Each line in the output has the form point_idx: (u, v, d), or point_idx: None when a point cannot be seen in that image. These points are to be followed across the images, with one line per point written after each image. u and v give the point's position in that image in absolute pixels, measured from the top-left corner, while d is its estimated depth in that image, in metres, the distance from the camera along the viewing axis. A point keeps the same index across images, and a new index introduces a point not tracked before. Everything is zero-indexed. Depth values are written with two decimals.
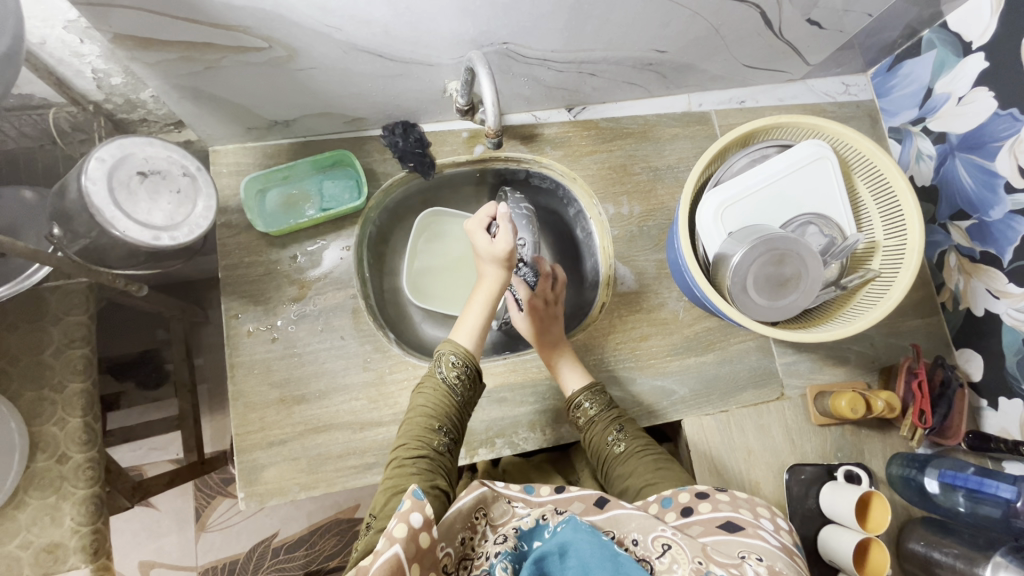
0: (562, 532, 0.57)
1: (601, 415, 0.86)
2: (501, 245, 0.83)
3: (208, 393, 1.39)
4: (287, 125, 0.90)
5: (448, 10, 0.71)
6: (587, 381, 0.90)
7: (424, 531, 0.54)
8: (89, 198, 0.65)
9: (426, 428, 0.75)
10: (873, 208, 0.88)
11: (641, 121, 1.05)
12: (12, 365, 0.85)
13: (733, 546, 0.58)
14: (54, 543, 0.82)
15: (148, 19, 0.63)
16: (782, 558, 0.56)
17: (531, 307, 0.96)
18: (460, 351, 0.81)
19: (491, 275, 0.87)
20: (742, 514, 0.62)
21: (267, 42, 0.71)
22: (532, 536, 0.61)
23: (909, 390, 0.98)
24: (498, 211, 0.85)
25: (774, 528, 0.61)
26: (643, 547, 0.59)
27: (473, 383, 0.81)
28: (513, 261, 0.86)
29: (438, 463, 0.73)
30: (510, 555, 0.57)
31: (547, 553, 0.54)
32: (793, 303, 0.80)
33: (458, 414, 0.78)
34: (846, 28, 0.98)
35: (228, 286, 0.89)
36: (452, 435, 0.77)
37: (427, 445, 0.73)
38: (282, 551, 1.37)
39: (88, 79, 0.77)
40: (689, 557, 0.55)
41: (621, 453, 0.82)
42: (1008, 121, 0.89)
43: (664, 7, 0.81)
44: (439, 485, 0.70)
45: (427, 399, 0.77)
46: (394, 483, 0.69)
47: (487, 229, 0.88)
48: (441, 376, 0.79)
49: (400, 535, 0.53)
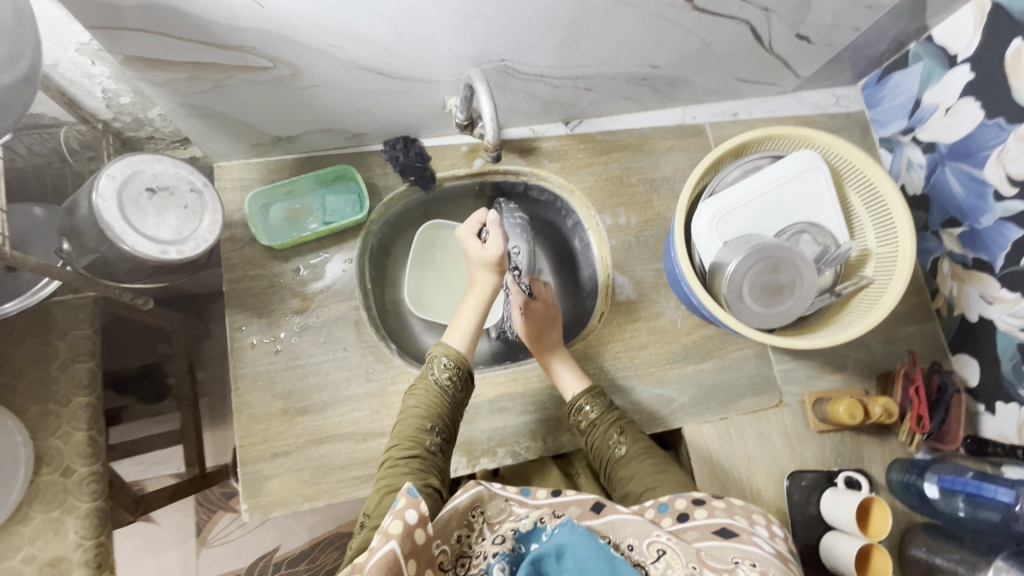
0: (559, 534, 0.58)
1: (602, 417, 0.87)
2: (491, 250, 0.85)
3: (209, 407, 1.40)
4: (291, 142, 0.92)
5: (446, 28, 0.73)
6: (585, 384, 0.91)
7: (418, 528, 0.54)
8: (100, 214, 0.66)
9: (418, 428, 0.75)
10: (866, 217, 0.89)
11: (636, 134, 1.07)
12: (17, 379, 0.86)
13: (727, 552, 0.58)
14: (57, 557, 0.82)
15: (157, 41, 0.65)
16: (776, 564, 0.56)
17: (528, 310, 0.97)
18: (452, 353, 0.83)
19: (482, 280, 0.89)
20: (737, 520, 0.62)
21: (272, 62, 0.73)
22: (530, 538, 0.62)
23: (907, 396, 0.99)
24: (488, 218, 0.86)
25: (770, 535, 0.61)
26: (639, 552, 0.60)
27: (465, 384, 0.82)
28: (504, 265, 0.88)
29: (431, 463, 0.73)
30: (508, 557, 0.58)
31: (543, 555, 0.56)
32: (783, 310, 0.81)
33: (450, 414, 0.79)
34: (834, 43, 1.00)
35: (232, 299, 0.90)
36: (445, 435, 0.77)
37: (420, 444, 0.74)
38: (283, 566, 1.36)
39: (97, 99, 0.79)
40: (683, 562, 0.57)
41: (622, 456, 0.83)
42: (995, 130, 0.91)
43: (657, 23, 0.83)
44: (432, 483, 0.70)
45: (420, 400, 0.78)
46: (387, 483, 0.69)
47: (477, 235, 0.89)
48: (433, 377, 0.80)
49: (396, 532, 0.53)
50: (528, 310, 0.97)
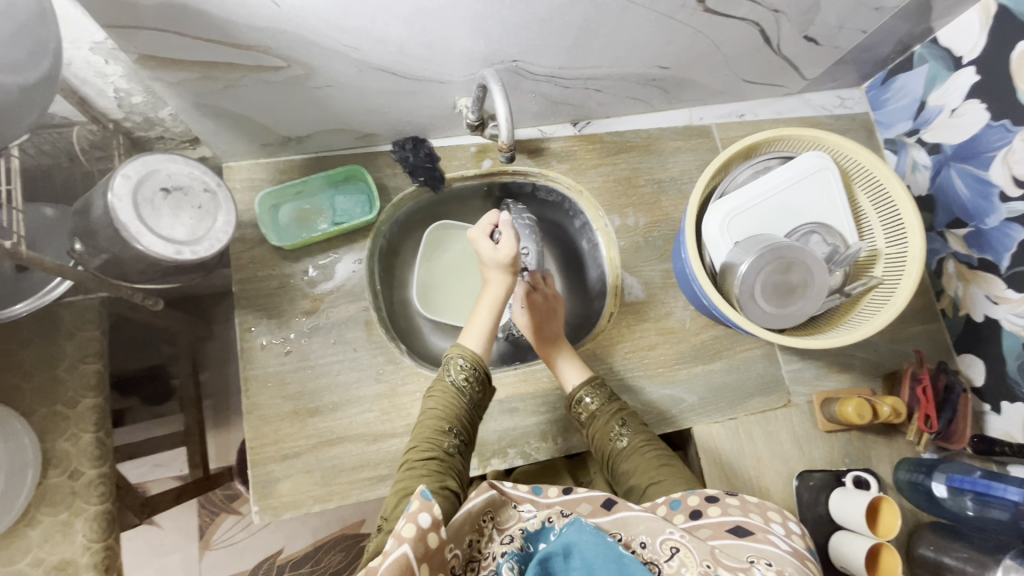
0: (567, 533, 0.56)
1: (602, 410, 0.88)
2: (505, 250, 0.86)
3: (213, 408, 1.39)
4: (300, 142, 0.92)
5: (462, 27, 0.73)
6: (586, 375, 0.92)
7: (433, 532, 0.53)
8: (115, 214, 0.66)
9: (436, 430, 0.75)
10: (874, 217, 0.90)
11: (644, 135, 1.07)
12: (25, 380, 0.85)
13: (742, 550, 0.58)
14: (65, 560, 0.82)
15: (172, 40, 0.65)
16: (793, 563, 0.56)
17: (529, 301, 0.99)
18: (467, 354, 0.83)
19: (496, 280, 0.89)
20: (752, 518, 0.62)
21: (286, 61, 0.72)
22: (539, 537, 0.60)
23: (914, 395, 0.99)
24: (500, 219, 0.88)
25: (785, 532, 0.61)
26: (652, 550, 0.59)
27: (483, 386, 0.82)
28: (518, 266, 0.89)
29: (449, 464, 0.73)
30: (517, 556, 0.56)
31: (552, 555, 0.54)
32: (800, 310, 0.82)
33: (468, 416, 0.79)
34: (841, 45, 1.01)
35: (242, 300, 0.89)
36: (463, 436, 0.77)
37: (437, 446, 0.74)
38: (287, 568, 1.35)
39: (109, 98, 0.78)
40: (697, 561, 0.56)
41: (624, 448, 0.84)
42: (1001, 132, 0.92)
43: (668, 25, 0.83)
44: (448, 486, 0.70)
45: (438, 403, 0.78)
46: (404, 485, 0.69)
47: (489, 236, 0.90)
48: (450, 379, 0.81)
49: (409, 535, 0.52)
50: (529, 300, 0.99)
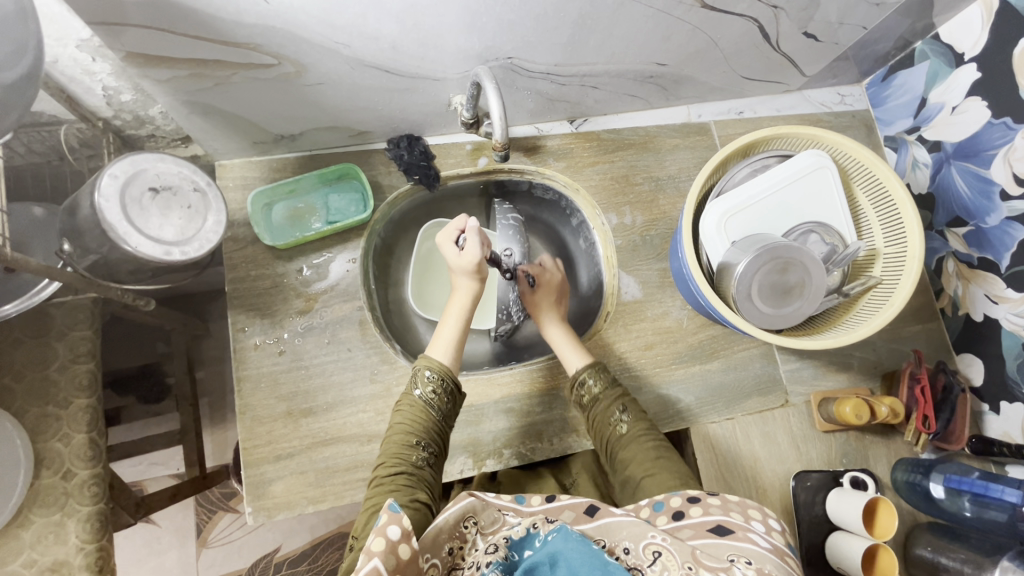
0: (553, 541, 0.55)
1: (605, 393, 0.87)
2: (469, 256, 0.89)
3: (209, 407, 1.38)
4: (293, 140, 0.91)
5: (455, 24, 0.72)
6: (586, 360, 0.91)
7: (403, 543, 0.51)
8: (103, 215, 0.65)
9: (404, 444, 0.75)
10: (873, 216, 0.89)
11: (642, 133, 1.06)
12: (16, 381, 0.85)
13: (722, 549, 0.57)
14: (58, 561, 0.81)
15: (159, 37, 0.64)
16: (773, 561, 0.55)
17: (545, 282, 1.03)
18: (435, 365, 0.81)
19: (464, 287, 0.91)
20: (733, 517, 0.60)
21: (276, 59, 0.71)
22: (523, 545, 0.58)
23: (912, 395, 0.98)
24: (466, 224, 0.90)
25: (766, 530, 0.59)
26: (635, 556, 0.57)
27: (452, 397, 0.81)
28: (484, 271, 0.91)
29: (418, 478, 0.72)
30: (501, 565, 0.55)
31: (537, 564, 0.53)
32: (796, 310, 0.81)
33: (438, 428, 0.78)
34: (841, 41, 1.00)
35: (234, 299, 0.89)
36: (433, 449, 0.76)
37: (405, 460, 0.73)
38: (284, 566, 1.35)
39: (98, 96, 0.77)
40: (679, 564, 0.54)
41: (624, 435, 0.82)
42: (1002, 129, 0.91)
43: (666, 20, 0.82)
44: (418, 498, 0.69)
45: (404, 417, 0.77)
46: (372, 503, 0.68)
47: (455, 242, 0.93)
48: (418, 394, 0.80)
49: (378, 549, 0.50)
50: (543, 282, 1.02)
